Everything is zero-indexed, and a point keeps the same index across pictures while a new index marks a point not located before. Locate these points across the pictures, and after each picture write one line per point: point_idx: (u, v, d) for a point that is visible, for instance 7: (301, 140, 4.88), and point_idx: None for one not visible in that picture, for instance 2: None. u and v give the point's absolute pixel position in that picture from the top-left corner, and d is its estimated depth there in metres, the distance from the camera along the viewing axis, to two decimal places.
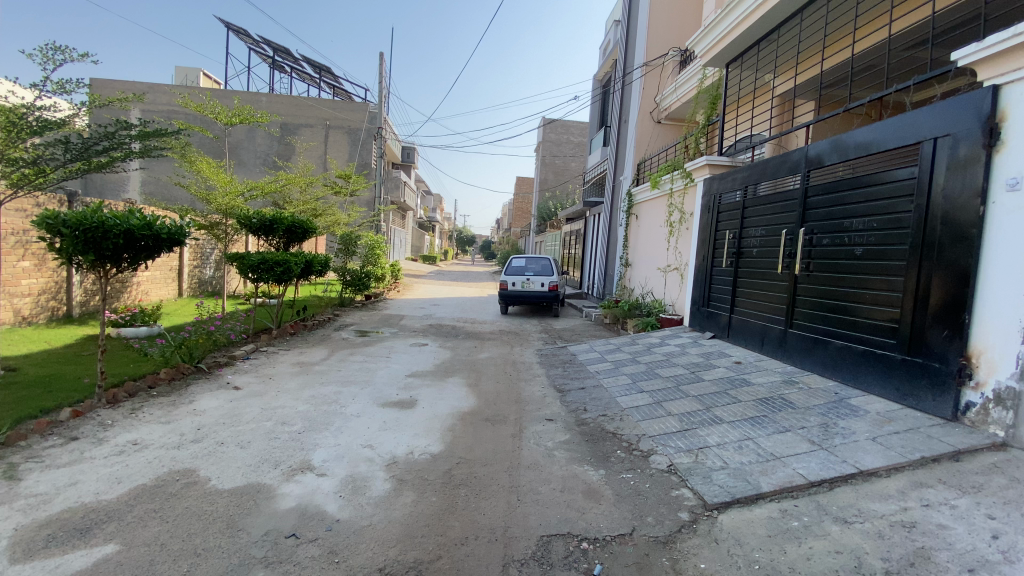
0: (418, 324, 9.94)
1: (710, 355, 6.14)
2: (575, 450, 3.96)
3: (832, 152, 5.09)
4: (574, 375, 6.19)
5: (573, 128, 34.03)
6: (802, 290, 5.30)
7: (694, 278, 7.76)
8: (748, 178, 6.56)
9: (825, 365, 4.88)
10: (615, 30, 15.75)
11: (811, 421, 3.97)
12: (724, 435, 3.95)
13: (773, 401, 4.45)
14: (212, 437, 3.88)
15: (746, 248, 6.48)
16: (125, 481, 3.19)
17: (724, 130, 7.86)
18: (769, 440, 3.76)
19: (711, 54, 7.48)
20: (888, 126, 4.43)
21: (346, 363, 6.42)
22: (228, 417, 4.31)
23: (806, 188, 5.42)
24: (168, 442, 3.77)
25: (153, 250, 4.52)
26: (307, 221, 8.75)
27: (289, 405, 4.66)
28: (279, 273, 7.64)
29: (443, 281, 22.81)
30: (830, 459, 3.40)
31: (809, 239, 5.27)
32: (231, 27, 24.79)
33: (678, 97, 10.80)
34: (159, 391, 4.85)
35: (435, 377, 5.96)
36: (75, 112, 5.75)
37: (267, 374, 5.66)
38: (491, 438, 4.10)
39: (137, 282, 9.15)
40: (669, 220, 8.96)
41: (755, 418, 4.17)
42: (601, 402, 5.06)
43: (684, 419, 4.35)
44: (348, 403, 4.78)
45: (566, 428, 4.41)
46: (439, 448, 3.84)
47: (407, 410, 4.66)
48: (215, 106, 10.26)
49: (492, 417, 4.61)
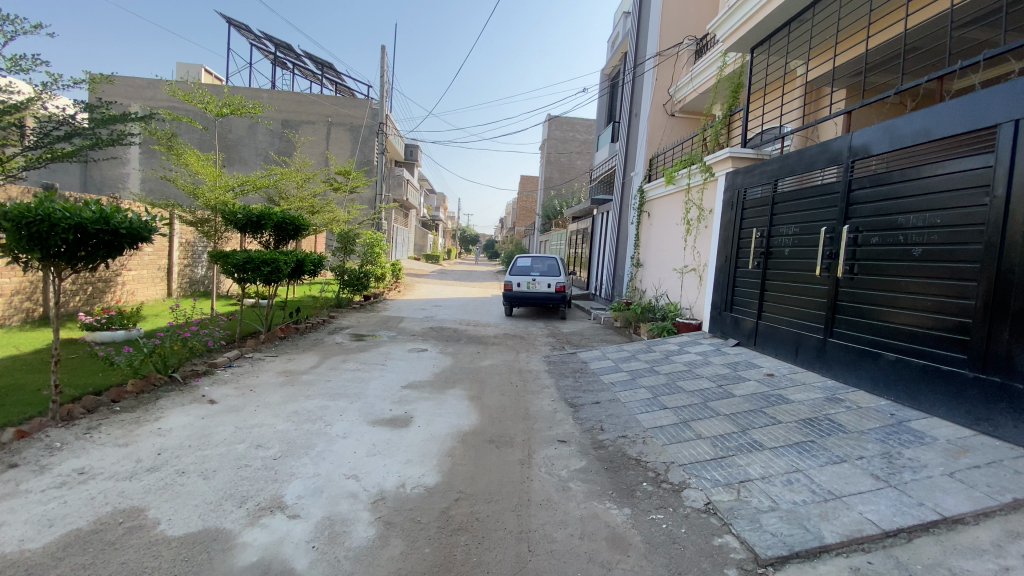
0: (418, 328, 9.38)
1: (738, 365, 5.57)
2: (594, 482, 3.40)
3: (880, 140, 4.52)
4: (586, 387, 5.63)
5: (579, 126, 33.41)
6: (844, 295, 4.73)
7: (715, 280, 7.18)
8: (778, 170, 5.98)
9: (874, 381, 4.31)
10: (624, 22, 15.19)
11: (869, 450, 3.41)
12: (767, 466, 3.38)
13: (820, 423, 3.89)
14: (171, 465, 3.33)
15: (776, 248, 5.91)
16: (57, 525, 2.65)
17: (747, 120, 7.30)
18: (822, 474, 3.20)
19: (734, 38, 6.89)
20: (953, 108, 3.87)
21: (337, 371, 5.87)
22: (196, 439, 3.76)
23: (849, 181, 4.85)
24: (119, 472, 3.23)
25: (114, 247, 3.96)
26: (298, 216, 8.19)
27: (267, 423, 4.11)
28: (266, 273, 7.09)
29: (446, 281, 22.23)
30: (903, 501, 2.84)
31: (853, 238, 4.69)
32: (233, 22, 24.39)
33: (694, 88, 10.22)
34: (122, 406, 4.32)
35: (434, 388, 5.41)
36: (35, 97, 5.89)
37: (248, 386, 5.11)
38: (496, 466, 3.55)
39: (121, 281, 8.67)
40: (687, 218, 8.39)
41: (801, 444, 3.60)
42: (619, 420, 4.50)
43: (718, 443, 3.77)
44: (334, 421, 4.23)
45: (581, 453, 3.85)
46: (436, 479, 3.29)
47: (401, 430, 4.11)
48: (205, 95, 9.77)
49: (497, 439, 4.05)
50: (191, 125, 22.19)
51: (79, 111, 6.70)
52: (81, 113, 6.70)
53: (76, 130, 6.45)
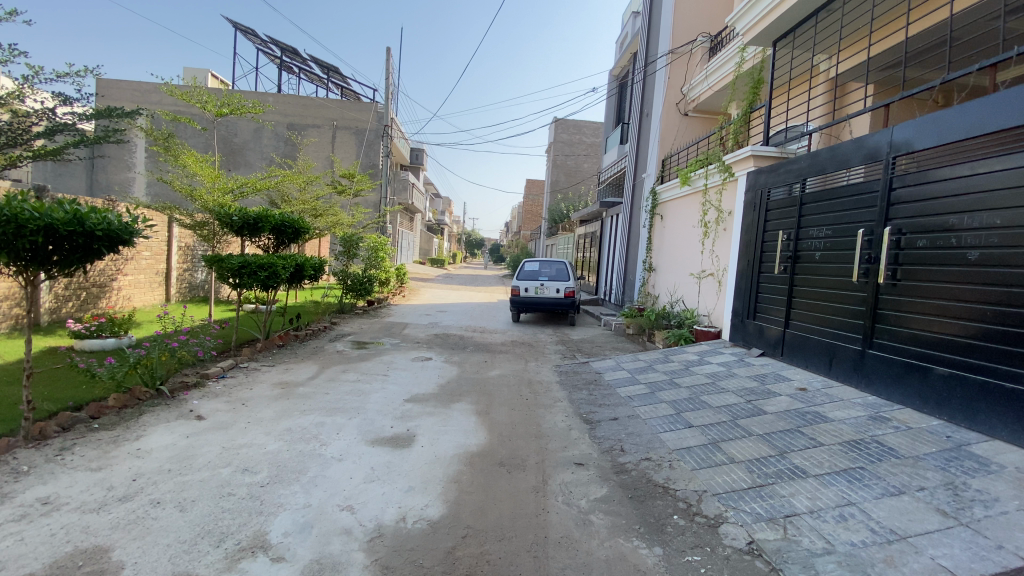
0: (422, 334, 9.05)
1: (765, 378, 5.17)
2: (618, 514, 3.02)
3: (925, 133, 4.13)
4: (602, 400, 5.25)
5: (586, 129, 33.20)
6: (886, 303, 4.33)
7: (736, 285, 6.79)
8: (807, 169, 5.60)
9: (923, 398, 3.91)
10: (633, 22, 14.86)
11: (930, 480, 3.01)
12: (814, 498, 3.00)
13: (867, 446, 3.50)
14: (146, 494, 2.99)
15: (805, 251, 5.52)
16: (8, 569, 2.30)
17: (769, 117, 6.93)
18: (879, 509, 2.82)
19: (755, 31, 6.52)
20: (1011, 97, 3.48)
21: (336, 383, 5.51)
22: (178, 461, 3.42)
23: (888, 179, 4.47)
24: (87, 502, 2.88)
25: (90, 250, 3.65)
26: (298, 219, 7.83)
27: (257, 443, 3.76)
28: (264, 278, 6.74)
29: (451, 285, 21.93)
30: (982, 543, 2.45)
31: (896, 240, 4.29)
32: (241, 27, 24.33)
33: (709, 86, 9.84)
34: (102, 423, 3.98)
35: (438, 402, 5.05)
36: (16, 92, 6.03)
37: (240, 400, 4.76)
38: (508, 495, 3.18)
39: (117, 286, 8.40)
40: (704, 220, 8.01)
41: (850, 471, 3.22)
42: (641, 440, 4.12)
43: (755, 469, 3.39)
44: (330, 441, 3.87)
45: (602, 479, 3.47)
46: (440, 512, 2.93)
47: (402, 451, 3.75)
48: (203, 94, 9.54)
49: (508, 461, 3.69)
50: (198, 129, 22.09)
51: (60, 105, 6.77)
52: (64, 106, 6.83)
53: (55, 127, 6.64)
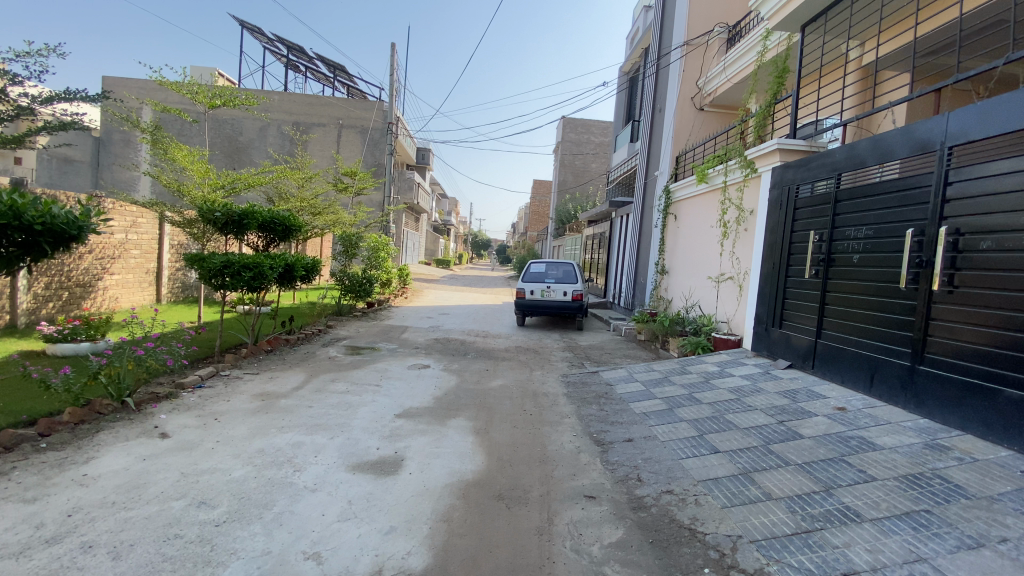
0: (422, 339, 8.59)
1: (796, 395, 4.64)
2: (637, 565, 2.52)
3: (987, 121, 3.59)
4: (613, 417, 4.75)
5: (595, 128, 32.51)
6: (940, 313, 3.80)
7: (760, 290, 6.26)
8: (842, 162, 5.08)
9: (988, 424, 3.39)
10: (645, 16, 14.31)
11: (1014, 528, 2.49)
12: (874, 550, 2.48)
13: (929, 483, 2.98)
14: (79, 535, 2.52)
15: (841, 254, 4.99)
16: None
17: (797, 108, 6.35)
18: (958, 567, 2.30)
19: (783, 13, 5.96)
20: None
21: (322, 395, 5.04)
22: (127, 491, 2.96)
23: (943, 172, 3.93)
24: (7, 545, 2.41)
25: (32, 248, 3.22)
26: (289, 217, 7.34)
27: (223, 469, 3.29)
28: (248, 279, 6.27)
29: (456, 287, 21.50)
30: None
31: (952, 241, 3.76)
32: (247, 24, 24.03)
33: (729, 78, 9.26)
34: (53, 442, 3.53)
35: (433, 417, 4.57)
36: None
37: (213, 414, 4.29)
38: (506, 538, 2.69)
39: (102, 286, 8.01)
40: (723, 219, 7.49)
41: (913, 515, 2.70)
42: (660, 467, 3.62)
43: (797, 510, 2.88)
44: (306, 466, 3.41)
45: (616, 517, 2.97)
46: (424, 562, 2.44)
47: (386, 479, 3.27)
48: (193, 84, 9.07)
49: (508, 493, 3.20)
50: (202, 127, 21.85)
51: (11, 84, 6.31)
52: (16, 86, 6.38)
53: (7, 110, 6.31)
